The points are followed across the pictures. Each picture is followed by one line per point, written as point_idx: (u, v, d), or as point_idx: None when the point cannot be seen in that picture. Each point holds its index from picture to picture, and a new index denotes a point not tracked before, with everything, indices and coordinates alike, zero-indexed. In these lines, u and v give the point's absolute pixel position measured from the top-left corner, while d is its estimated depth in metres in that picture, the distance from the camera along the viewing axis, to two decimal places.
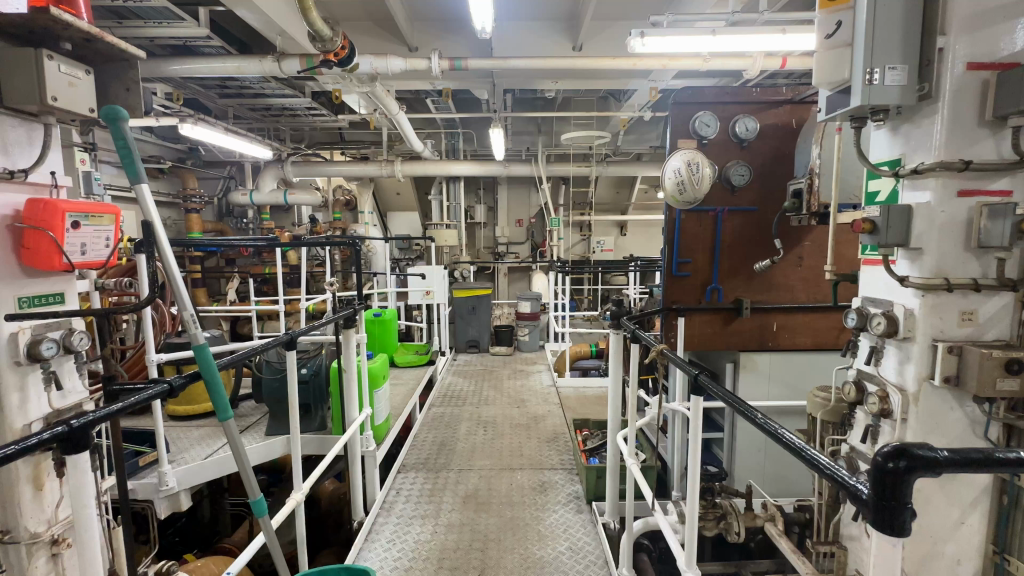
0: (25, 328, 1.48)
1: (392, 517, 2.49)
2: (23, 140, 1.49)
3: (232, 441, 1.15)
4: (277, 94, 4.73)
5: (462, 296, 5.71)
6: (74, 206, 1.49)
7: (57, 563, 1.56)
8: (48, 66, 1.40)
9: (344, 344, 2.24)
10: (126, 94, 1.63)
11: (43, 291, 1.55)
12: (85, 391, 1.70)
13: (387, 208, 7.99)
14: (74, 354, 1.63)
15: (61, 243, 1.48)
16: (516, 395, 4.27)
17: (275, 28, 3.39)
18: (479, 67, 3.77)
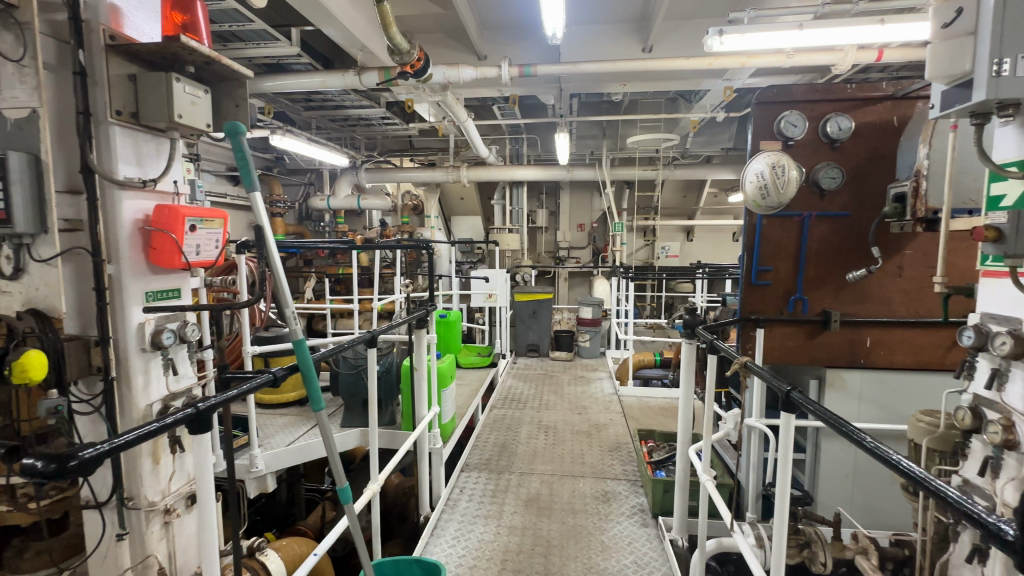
0: (150, 319, 1.67)
1: (456, 515, 2.55)
2: (153, 154, 1.68)
3: (323, 431, 1.23)
4: (354, 105, 5.02)
5: (523, 300, 5.76)
6: (192, 211, 1.67)
7: (169, 530, 1.75)
8: (175, 86, 1.57)
9: (416, 343, 2.33)
10: (236, 109, 1.79)
11: (165, 287, 1.74)
12: (195, 378, 1.90)
13: (451, 212, 8.23)
14: (187, 344, 1.82)
15: (180, 244, 1.65)
16: (577, 401, 4.23)
17: (357, 44, 3.60)
18: (548, 73, 3.79)
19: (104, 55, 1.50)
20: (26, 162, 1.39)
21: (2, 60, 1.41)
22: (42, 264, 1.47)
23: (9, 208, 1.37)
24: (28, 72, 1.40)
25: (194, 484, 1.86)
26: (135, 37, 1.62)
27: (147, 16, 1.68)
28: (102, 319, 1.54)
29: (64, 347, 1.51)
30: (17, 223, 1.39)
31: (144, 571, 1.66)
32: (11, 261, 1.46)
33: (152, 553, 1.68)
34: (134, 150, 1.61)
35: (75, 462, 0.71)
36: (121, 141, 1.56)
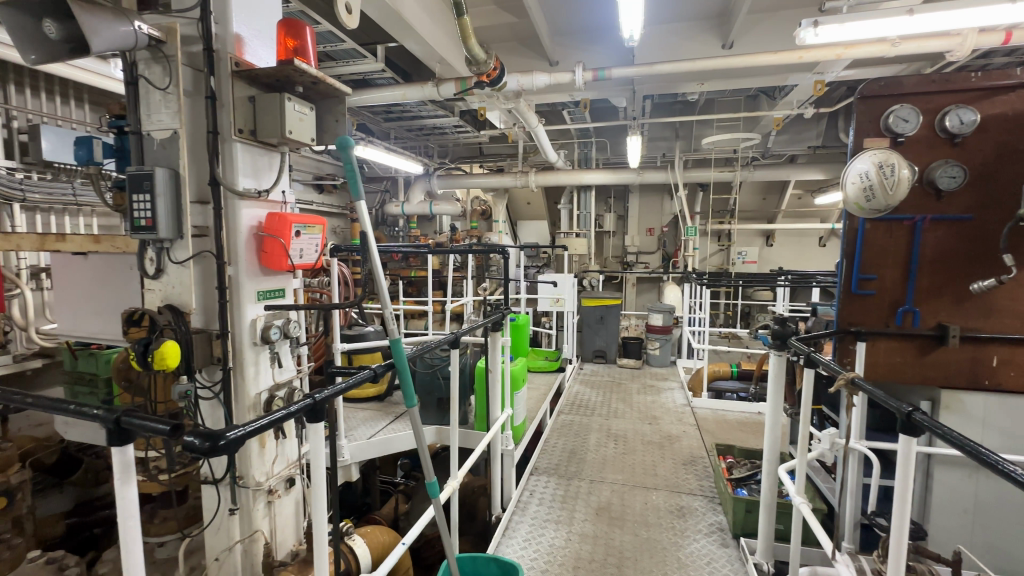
0: (260, 315, 1.84)
1: (527, 517, 2.56)
2: (266, 167, 1.87)
3: (415, 428, 1.30)
4: (430, 115, 5.24)
5: (591, 305, 5.69)
6: (298, 218, 1.83)
7: (271, 509, 1.91)
8: (287, 106, 1.74)
9: (491, 345, 2.37)
10: (336, 124, 1.94)
11: (273, 287, 1.91)
12: (296, 371, 2.07)
13: (518, 217, 8.33)
14: (290, 339, 1.98)
15: (287, 247, 1.82)
16: (647, 411, 4.11)
17: (435, 56, 3.74)
18: (622, 75, 3.73)
19: (230, 80, 1.69)
20: (168, 176, 1.60)
21: (152, 89, 1.64)
22: (178, 266, 1.69)
23: (154, 216, 1.58)
24: (172, 98, 1.62)
25: (293, 469, 2.03)
26: (254, 62, 1.79)
27: (264, 43, 1.85)
28: (222, 314, 1.72)
29: (192, 338, 1.71)
30: (160, 229, 1.60)
31: (251, 544, 1.83)
32: (155, 262, 1.69)
33: (258, 529, 1.85)
34: (252, 165, 1.79)
35: (224, 442, 0.80)
36: (241, 156, 1.74)
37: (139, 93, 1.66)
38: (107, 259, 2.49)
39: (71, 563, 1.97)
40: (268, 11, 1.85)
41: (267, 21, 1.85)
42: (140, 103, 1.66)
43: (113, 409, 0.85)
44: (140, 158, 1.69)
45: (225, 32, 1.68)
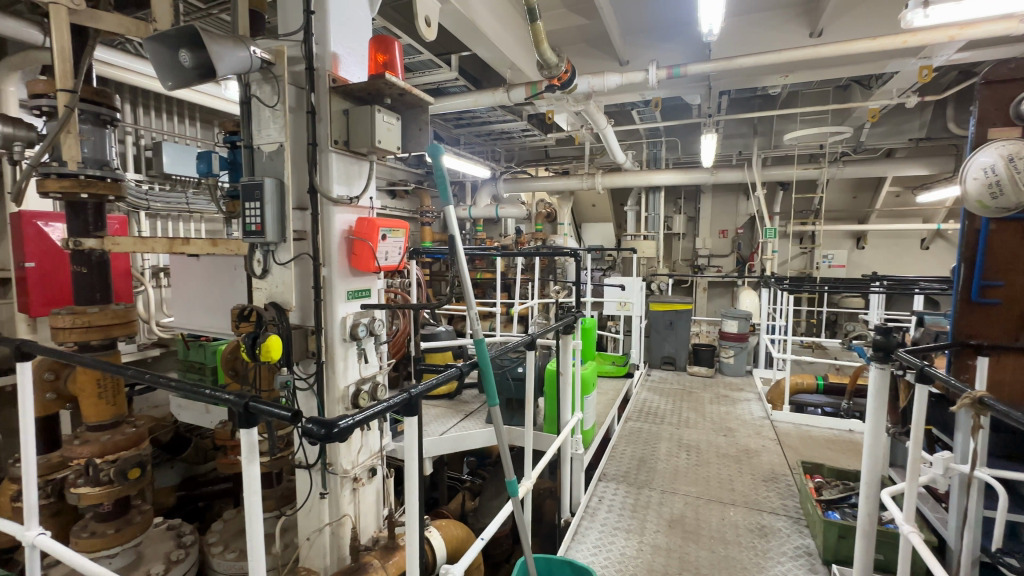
0: (349, 313, 1.96)
1: (596, 524, 2.53)
2: (357, 175, 2.00)
3: (497, 427, 1.33)
4: (500, 120, 5.34)
5: (659, 310, 5.50)
6: (385, 222, 1.94)
7: (356, 495, 2.04)
8: (377, 117, 1.85)
9: (562, 348, 2.37)
10: (420, 133, 2.03)
11: (361, 287, 2.04)
12: (380, 366, 2.18)
13: (583, 219, 8.25)
14: (375, 337, 2.10)
15: (375, 249, 1.92)
16: (722, 422, 3.90)
17: (506, 63, 3.80)
18: (699, 72, 3.59)
19: (328, 95, 1.83)
20: (275, 185, 1.76)
21: (263, 107, 1.81)
22: (281, 267, 1.84)
23: (263, 221, 1.75)
24: (279, 114, 1.77)
25: (375, 459, 2.14)
26: (348, 78, 1.92)
27: (357, 60, 1.98)
28: (318, 311, 1.86)
29: (292, 333, 1.85)
30: (268, 233, 1.76)
31: (339, 527, 1.96)
32: (262, 264, 1.86)
33: (345, 513, 1.97)
34: (345, 173, 1.92)
35: (337, 429, 0.86)
36: (336, 164, 1.88)
37: (251, 111, 1.83)
38: (217, 260, 2.79)
39: (187, 531, 2.22)
40: (361, 30, 1.99)
41: (360, 39, 1.98)
42: (252, 120, 1.84)
43: (243, 395, 0.96)
44: (252, 169, 1.87)
45: (324, 51, 1.82)
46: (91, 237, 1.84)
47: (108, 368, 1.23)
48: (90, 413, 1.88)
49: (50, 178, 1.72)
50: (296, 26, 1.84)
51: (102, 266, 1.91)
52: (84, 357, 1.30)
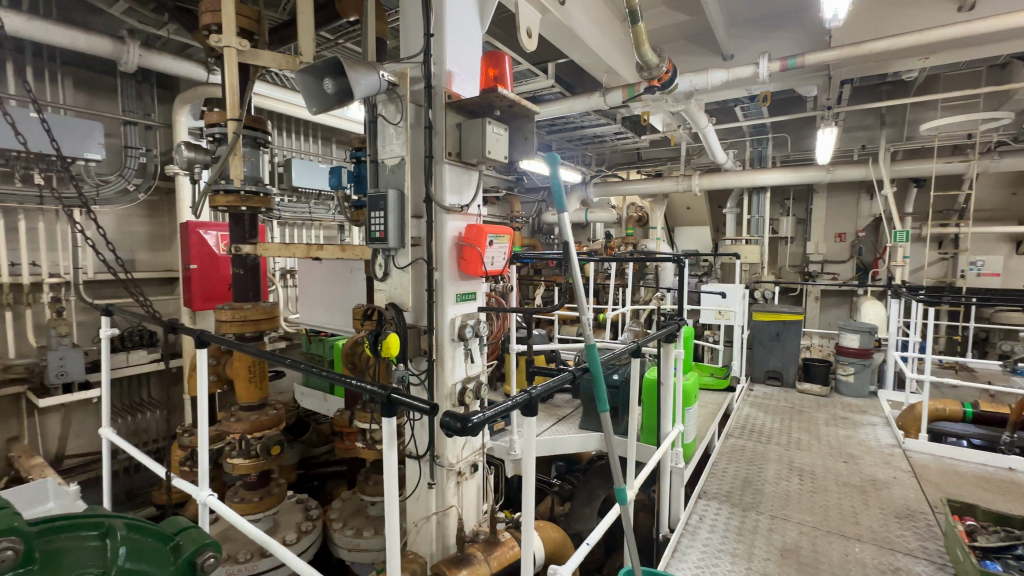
0: (457, 315, 2.07)
1: (698, 543, 2.41)
2: (466, 184, 2.11)
3: (607, 433, 1.33)
4: (593, 124, 5.31)
5: (764, 320, 5.09)
6: (492, 229, 2.03)
7: (460, 488, 2.14)
8: (488, 129, 1.94)
9: (664, 357, 2.29)
10: (525, 141, 2.10)
11: (468, 291, 2.14)
12: (483, 367, 2.27)
13: (676, 223, 7.90)
14: (479, 338, 2.19)
15: (482, 254, 2.01)
16: (840, 446, 3.51)
17: (602, 67, 3.76)
18: (818, 61, 3.29)
19: (444, 111, 1.95)
20: (397, 197, 1.92)
21: (387, 125, 1.99)
22: (400, 271, 1.99)
23: (386, 229, 1.91)
24: (401, 131, 1.93)
25: (477, 456, 2.23)
26: (460, 93, 2.04)
27: (469, 76, 2.10)
28: (430, 312, 1.99)
29: (408, 332, 2.00)
30: (390, 240, 1.92)
31: (445, 517, 2.07)
32: (383, 268, 2.03)
33: (449, 505, 2.08)
34: (456, 183, 2.04)
35: (471, 424, 0.92)
36: (448, 175, 2.00)
37: (376, 129, 2.02)
38: (338, 263, 3.09)
39: (313, 506, 2.48)
40: (473, 46, 2.10)
41: (472, 57, 2.09)
42: (377, 137, 2.02)
43: (386, 386, 1.06)
44: (376, 182, 2.05)
45: (440, 70, 1.95)
46: (248, 243, 2.14)
47: (267, 356, 1.43)
48: (242, 394, 2.17)
49: (219, 194, 2.02)
50: (416, 49, 2.00)
51: (254, 268, 2.22)
52: (247, 346, 1.52)
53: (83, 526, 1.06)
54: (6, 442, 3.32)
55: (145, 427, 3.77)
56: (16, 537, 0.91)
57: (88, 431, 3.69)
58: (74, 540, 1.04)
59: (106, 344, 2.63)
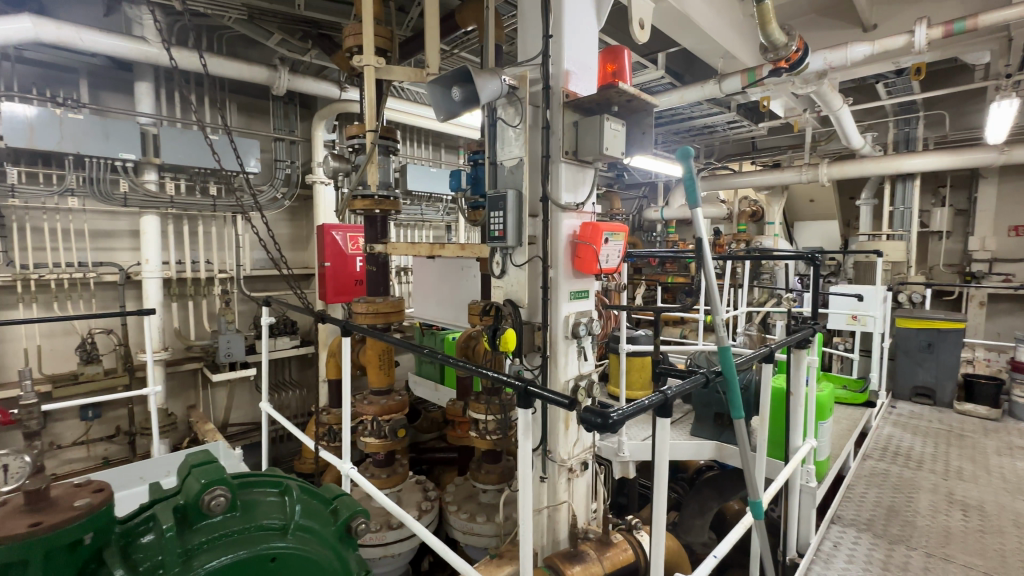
0: (571, 313, 2.07)
1: (832, 573, 2.16)
2: (582, 182, 2.11)
3: (742, 440, 1.25)
4: (703, 114, 5.01)
5: (909, 328, 4.43)
6: (608, 227, 2.00)
7: (571, 485, 2.14)
8: (606, 125, 1.92)
9: (795, 364, 2.09)
10: (642, 136, 2.05)
11: (581, 288, 2.14)
12: (595, 366, 2.25)
13: (797, 218, 7.16)
14: (592, 336, 2.17)
15: (598, 252, 1.98)
16: (1020, 482, 2.93)
17: (719, 53, 3.52)
18: (996, 21, 2.76)
19: (562, 110, 1.97)
20: (516, 196, 1.98)
21: (506, 127, 2.05)
22: (517, 268, 2.06)
23: (505, 228, 1.98)
24: (521, 133, 1.99)
25: (588, 454, 2.22)
26: (577, 92, 2.04)
27: (586, 74, 2.09)
28: (545, 309, 2.01)
29: (523, 327, 2.06)
30: (508, 238, 1.98)
31: (556, 512, 2.09)
32: (501, 265, 2.10)
33: (561, 500, 2.09)
34: (572, 181, 2.05)
35: (612, 420, 0.93)
36: (564, 174, 2.01)
37: (496, 131, 2.10)
38: (451, 261, 3.27)
39: (431, 487, 2.65)
40: (589, 43, 2.09)
41: (589, 54, 2.09)
42: (497, 140, 2.10)
43: (523, 378, 1.11)
44: (494, 183, 2.14)
45: (558, 70, 1.97)
46: (380, 243, 2.35)
47: (404, 346, 1.55)
48: (374, 379, 2.39)
49: (358, 199, 2.26)
50: (535, 51, 2.04)
51: (384, 265, 2.44)
52: (387, 336, 1.67)
53: (266, 484, 1.25)
54: (187, 409, 4.02)
55: (287, 404, 4.33)
56: (225, 486, 1.10)
57: (245, 404, 4.34)
58: (260, 495, 1.22)
59: (263, 330, 3.07)
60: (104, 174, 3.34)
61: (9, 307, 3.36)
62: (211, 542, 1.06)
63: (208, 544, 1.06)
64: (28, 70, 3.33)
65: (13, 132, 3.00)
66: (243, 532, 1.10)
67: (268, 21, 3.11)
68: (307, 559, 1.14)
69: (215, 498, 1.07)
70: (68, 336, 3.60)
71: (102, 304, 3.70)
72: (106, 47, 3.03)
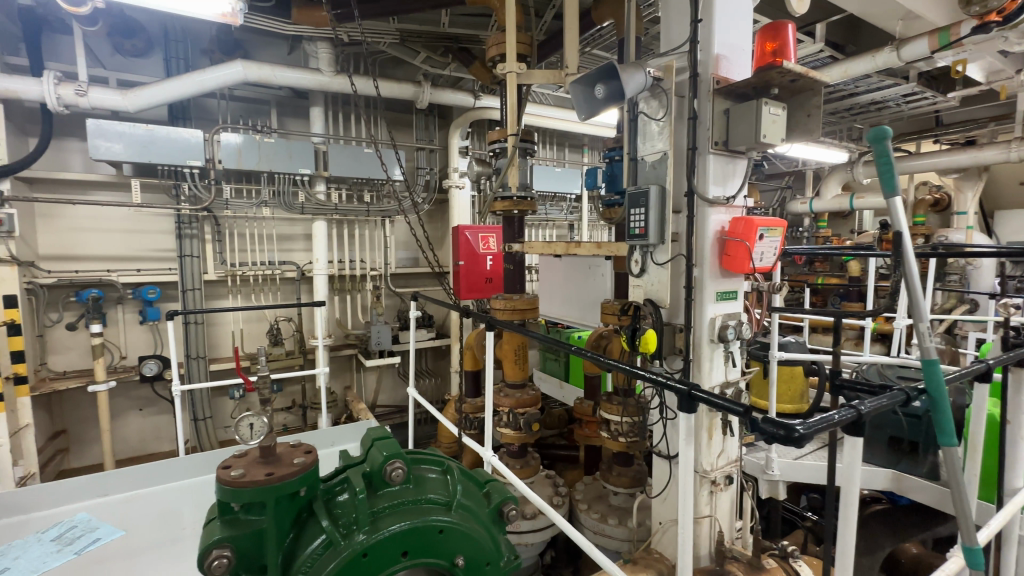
0: (717, 314, 1.93)
1: None
2: (732, 173, 1.95)
3: (954, 473, 1.05)
4: (870, 89, 4.32)
5: None
6: (764, 221, 1.81)
7: (713, 499, 1.99)
8: (763, 110, 1.75)
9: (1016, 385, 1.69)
10: (807, 119, 1.83)
11: (729, 288, 1.98)
12: (743, 373, 2.07)
13: (998, 206, 5.83)
14: (741, 340, 2.00)
15: (752, 250, 1.81)
16: None
17: (899, 14, 3.00)
18: None
19: (711, 98, 1.84)
20: (658, 192, 1.90)
21: (649, 121, 1.98)
22: (658, 267, 1.97)
23: (647, 225, 1.91)
24: (665, 126, 1.90)
25: (734, 468, 2.04)
26: (729, 77, 1.89)
27: (740, 56, 1.93)
28: (689, 309, 1.90)
29: (664, 329, 1.98)
30: (650, 236, 1.91)
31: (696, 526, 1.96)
32: (640, 263, 2.04)
33: (703, 514, 1.96)
34: (721, 174, 1.92)
35: (797, 434, 0.85)
36: (713, 165, 1.88)
37: (637, 126, 2.04)
38: (578, 260, 3.26)
39: (560, 483, 2.68)
40: (744, 23, 1.92)
41: (743, 35, 1.92)
42: (638, 134, 2.04)
43: (686, 381, 1.06)
44: (634, 179, 2.08)
45: (708, 55, 1.84)
46: (517, 242, 2.44)
47: (549, 342, 1.60)
48: (509, 373, 2.51)
49: (498, 200, 2.38)
50: (682, 39, 1.94)
51: (520, 264, 2.52)
52: (530, 331, 1.72)
53: (430, 461, 1.38)
54: (345, 388, 4.63)
55: (424, 391, 4.75)
56: (402, 460, 1.23)
57: (390, 388, 4.85)
58: (426, 471, 1.35)
59: (412, 322, 3.35)
60: (288, 187, 3.99)
61: (222, 297, 4.19)
62: (392, 508, 1.20)
63: (389, 509, 1.20)
64: (237, 105, 4.11)
65: (228, 156, 3.69)
66: (415, 503, 1.23)
67: (416, 41, 3.42)
68: (468, 535, 1.23)
69: (395, 469, 1.21)
70: (261, 322, 4.37)
71: (284, 296, 4.42)
72: (291, 80, 3.59)
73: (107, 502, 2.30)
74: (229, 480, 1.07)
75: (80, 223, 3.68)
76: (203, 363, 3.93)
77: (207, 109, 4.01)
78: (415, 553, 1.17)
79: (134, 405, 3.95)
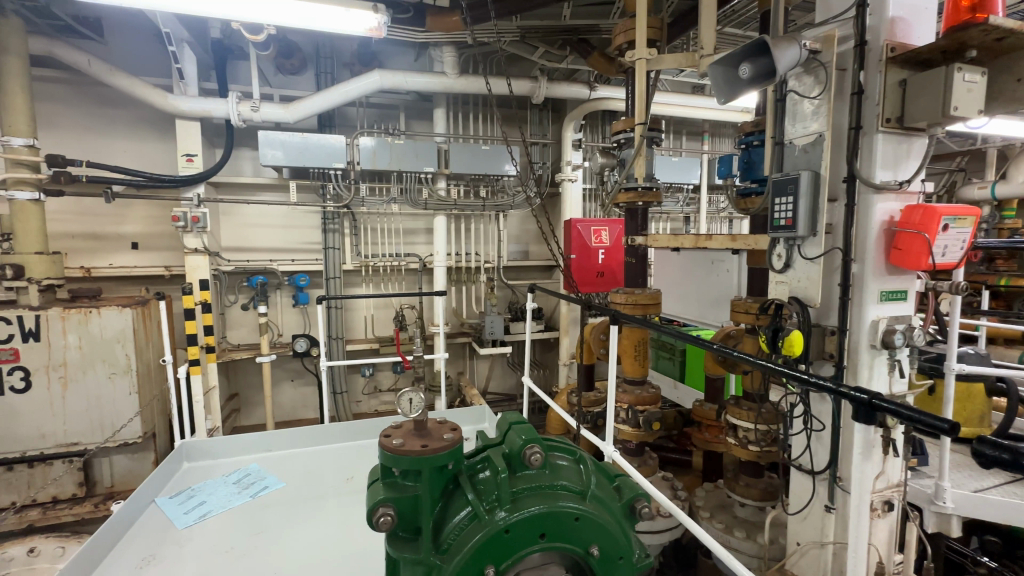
0: (881, 317, 1.70)
1: None
2: (906, 154, 1.68)
3: None
4: None
5: None
6: (950, 209, 1.53)
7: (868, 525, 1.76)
8: (956, 78, 1.47)
9: None
10: (1017, 84, 1.51)
11: (897, 288, 1.72)
12: (911, 386, 1.78)
13: None
14: (911, 348, 1.73)
15: (932, 243, 1.55)
16: None
17: None
18: None
19: (882, 69, 1.61)
20: (811, 178, 1.71)
21: (801, 100, 1.80)
22: (808, 262, 1.79)
23: (795, 215, 1.73)
24: (822, 104, 1.71)
25: (896, 493, 1.78)
26: (907, 43, 1.63)
27: (922, 17, 1.65)
28: (844, 310, 1.69)
29: (813, 330, 1.78)
30: (799, 227, 1.73)
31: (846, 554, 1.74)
32: (784, 257, 1.86)
33: None
34: (893, 156, 1.66)
35: None
36: (881, 147, 1.64)
37: (785, 106, 1.86)
38: (699, 254, 3.09)
39: (679, 487, 2.58)
40: None
41: None
42: (787, 116, 1.86)
43: (863, 389, 0.95)
44: (780, 165, 1.90)
45: (880, 20, 1.61)
46: (640, 235, 2.37)
47: (684, 337, 1.53)
48: (628, 368, 2.46)
49: (623, 192, 2.34)
50: (846, 3, 1.71)
51: (642, 258, 2.46)
52: (661, 326, 1.66)
53: (562, 449, 1.41)
54: (459, 373, 4.92)
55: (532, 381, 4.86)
56: (540, 446, 1.27)
57: (500, 376, 5.04)
58: (559, 459, 1.38)
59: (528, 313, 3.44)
60: (414, 185, 4.32)
61: (357, 285, 4.69)
62: (531, 490, 1.24)
63: (527, 490, 1.25)
64: (372, 112, 4.53)
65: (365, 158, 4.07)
66: (551, 488, 1.26)
67: (535, 37, 3.48)
68: (603, 526, 1.23)
69: (533, 453, 1.25)
70: (388, 309, 4.82)
71: (408, 285, 4.81)
72: (420, 85, 3.87)
73: (273, 456, 2.72)
74: (391, 447, 1.20)
75: (252, 220, 4.36)
76: (341, 344, 4.43)
77: (348, 117, 4.48)
78: (552, 537, 1.21)
79: (288, 376, 4.60)
